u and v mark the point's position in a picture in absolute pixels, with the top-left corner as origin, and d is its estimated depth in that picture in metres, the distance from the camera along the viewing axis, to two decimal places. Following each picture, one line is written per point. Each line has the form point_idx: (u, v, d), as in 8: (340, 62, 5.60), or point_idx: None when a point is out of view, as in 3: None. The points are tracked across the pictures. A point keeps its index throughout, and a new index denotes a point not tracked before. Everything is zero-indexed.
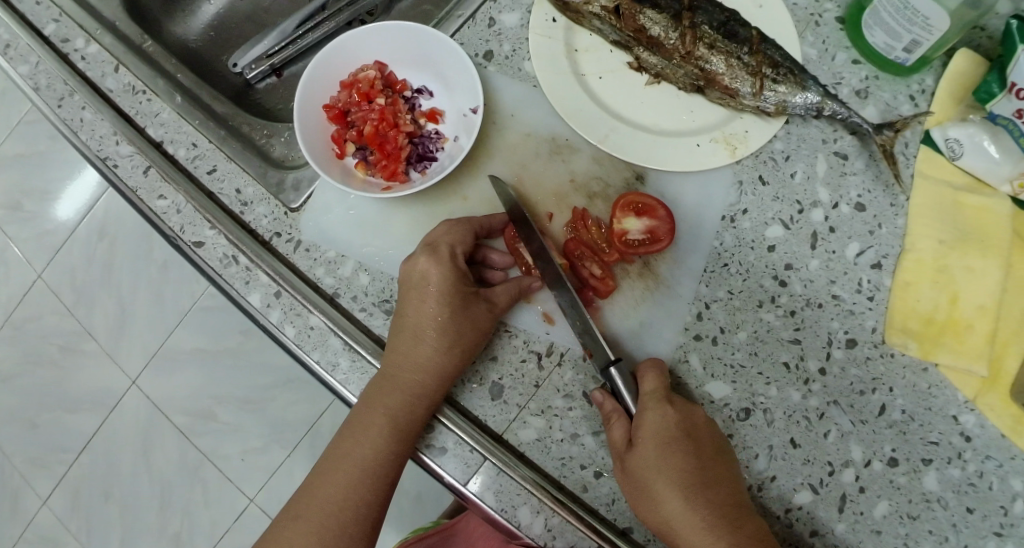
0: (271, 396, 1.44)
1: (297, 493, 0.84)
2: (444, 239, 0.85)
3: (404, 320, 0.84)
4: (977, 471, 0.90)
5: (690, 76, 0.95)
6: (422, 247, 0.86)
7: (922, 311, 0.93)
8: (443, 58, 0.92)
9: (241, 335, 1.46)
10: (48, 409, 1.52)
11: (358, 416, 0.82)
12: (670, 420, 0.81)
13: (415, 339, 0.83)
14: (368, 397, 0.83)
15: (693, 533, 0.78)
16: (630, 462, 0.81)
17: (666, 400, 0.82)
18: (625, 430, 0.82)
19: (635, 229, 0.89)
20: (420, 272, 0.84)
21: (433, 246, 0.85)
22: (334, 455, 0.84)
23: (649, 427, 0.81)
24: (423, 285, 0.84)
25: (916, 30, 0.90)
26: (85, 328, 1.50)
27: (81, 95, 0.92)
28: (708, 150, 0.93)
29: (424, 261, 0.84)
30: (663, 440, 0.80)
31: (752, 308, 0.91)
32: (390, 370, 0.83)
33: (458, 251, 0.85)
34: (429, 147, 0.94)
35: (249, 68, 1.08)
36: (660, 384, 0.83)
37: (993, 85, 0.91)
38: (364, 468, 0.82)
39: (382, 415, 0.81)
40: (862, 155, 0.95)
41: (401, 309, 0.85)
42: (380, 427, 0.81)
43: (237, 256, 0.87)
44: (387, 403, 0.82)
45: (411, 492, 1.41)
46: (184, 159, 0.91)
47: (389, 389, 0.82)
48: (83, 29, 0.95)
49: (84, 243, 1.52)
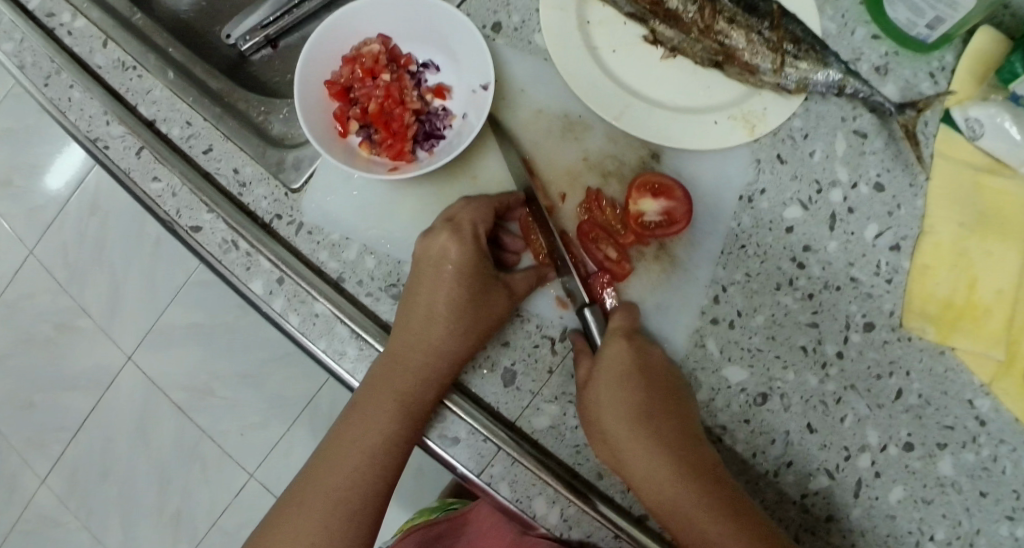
0: (268, 371, 1.41)
1: (301, 476, 0.81)
2: (465, 217, 0.83)
3: (419, 298, 0.82)
4: (991, 455, 0.89)
5: (708, 51, 0.91)
6: (441, 223, 0.83)
7: (940, 295, 0.91)
8: (449, 30, 0.88)
9: (237, 310, 1.42)
10: (42, 388, 1.48)
11: (369, 398, 0.80)
12: (627, 355, 0.81)
13: (430, 320, 0.80)
14: (378, 378, 0.80)
15: (636, 461, 0.79)
16: (588, 396, 0.81)
17: (627, 337, 0.83)
18: (588, 367, 0.82)
19: (651, 211, 0.87)
20: (438, 249, 0.82)
21: (453, 223, 0.83)
22: (341, 437, 0.81)
23: (609, 362, 0.80)
24: (440, 263, 0.82)
25: (941, 6, 0.87)
26: (79, 304, 1.46)
27: (68, 73, 0.86)
28: (726, 128, 0.89)
29: (443, 237, 0.82)
30: (620, 376, 0.80)
31: (770, 291, 0.88)
32: (406, 351, 0.80)
33: (479, 230, 0.82)
34: (436, 125, 0.90)
35: (243, 39, 1.04)
36: (625, 321, 0.84)
37: (1016, 64, 0.90)
38: (372, 453, 0.79)
39: (395, 397, 0.79)
40: (882, 134, 0.92)
41: (415, 286, 0.82)
42: (393, 411, 0.79)
43: (236, 240, 0.83)
44: (401, 385, 0.79)
45: (413, 468, 1.39)
46: (178, 139, 0.87)
47: (403, 370, 0.79)
48: (69, 2, 0.89)
49: (75, 219, 1.47)
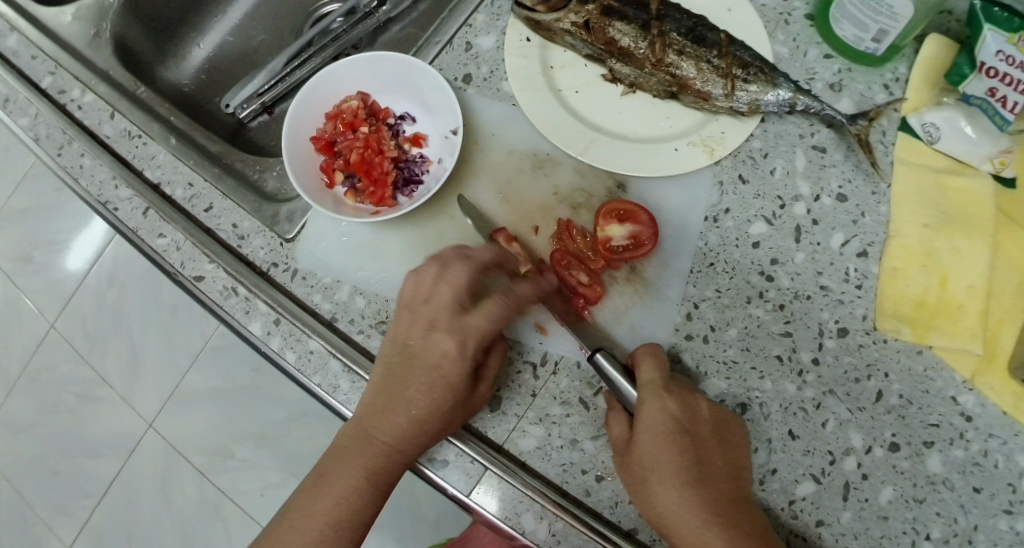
0: (286, 430, 1.46)
1: (265, 537, 0.83)
2: (473, 322, 0.82)
3: (410, 393, 0.82)
4: (981, 450, 0.91)
5: (664, 83, 0.97)
6: (443, 320, 0.83)
7: (912, 295, 0.94)
8: (422, 84, 0.95)
9: (252, 372, 1.49)
10: (66, 456, 1.55)
11: (336, 473, 0.82)
12: (666, 410, 0.82)
13: (405, 393, 0.82)
14: (350, 450, 0.82)
15: (687, 524, 0.78)
16: (630, 456, 0.82)
17: (664, 392, 0.83)
18: (624, 427, 0.84)
19: (619, 236, 0.91)
20: (435, 349, 0.82)
21: (461, 324, 0.82)
22: (304, 506, 0.82)
23: (645, 417, 0.82)
24: (434, 361, 0.82)
25: (883, 20, 0.92)
26: (99, 375, 1.54)
27: (80, 143, 0.97)
28: (687, 154, 0.94)
29: (444, 337, 0.82)
30: (659, 432, 0.81)
31: (741, 304, 0.92)
32: (387, 444, 0.81)
33: (480, 337, 0.82)
34: (415, 171, 0.97)
35: (240, 107, 1.12)
36: (657, 374, 0.85)
37: (964, 67, 0.95)
38: (330, 535, 0.80)
39: (367, 485, 0.81)
40: (840, 147, 0.97)
41: (405, 376, 0.82)
42: (360, 482, 0.81)
43: (235, 287, 0.90)
44: (373, 471, 0.81)
45: (432, 517, 1.43)
46: (181, 199, 0.96)
47: (379, 457, 0.81)
48: (78, 80, 1.00)
49: (95, 290, 1.56)
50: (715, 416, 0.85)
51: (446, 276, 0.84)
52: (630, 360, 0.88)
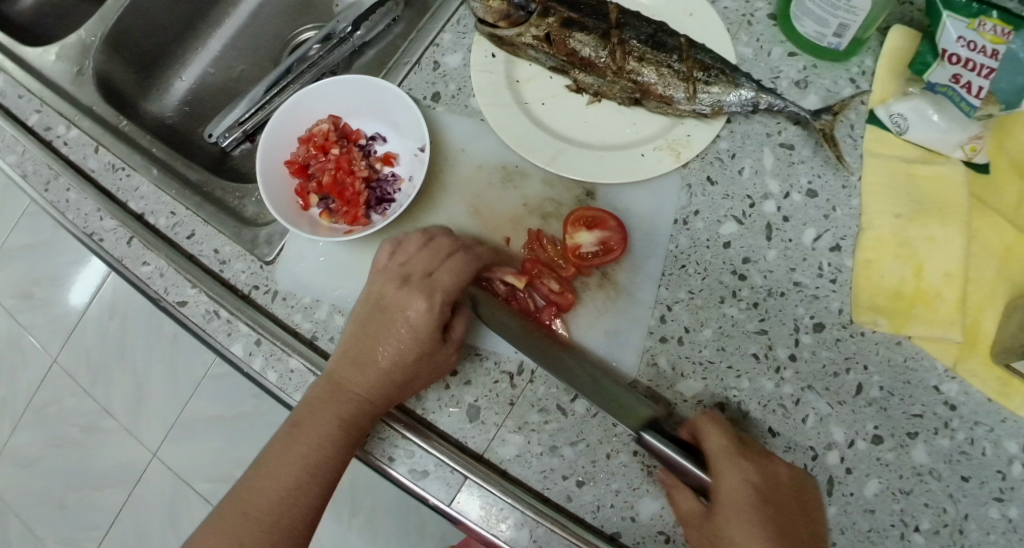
0: None
1: (241, 486, 0.86)
2: (439, 280, 0.89)
3: (382, 346, 0.87)
4: (968, 439, 0.90)
5: (627, 90, 0.99)
6: (414, 277, 0.89)
7: (887, 286, 0.94)
8: (390, 104, 0.98)
9: (254, 399, 1.52)
10: (74, 488, 1.58)
11: (307, 422, 0.85)
12: (746, 481, 0.79)
13: (376, 345, 0.87)
14: (320, 400, 0.85)
15: None
16: (706, 531, 0.80)
17: (739, 459, 0.81)
18: (694, 500, 0.82)
19: (588, 242, 0.93)
20: (406, 305, 0.88)
21: (428, 282, 0.89)
22: (279, 455, 0.85)
23: (724, 490, 0.79)
24: (405, 317, 0.88)
25: (842, 14, 0.93)
26: (104, 406, 1.58)
27: (65, 177, 1.01)
28: (654, 158, 0.96)
29: (414, 293, 0.88)
30: (740, 505, 0.78)
31: (714, 304, 0.93)
32: (359, 396, 0.85)
33: (445, 294, 0.88)
34: (386, 190, 0.99)
35: (222, 136, 1.15)
36: (727, 441, 0.82)
37: (927, 54, 0.94)
38: (301, 482, 0.84)
39: (335, 435, 0.84)
40: (808, 143, 0.98)
41: (378, 331, 0.88)
42: (329, 430, 0.84)
43: (217, 310, 0.93)
44: (344, 422, 0.84)
45: (438, 534, 1.45)
46: (164, 227, 0.99)
47: (350, 406, 0.84)
48: (64, 117, 1.04)
49: (96, 323, 1.60)
50: (795, 482, 0.82)
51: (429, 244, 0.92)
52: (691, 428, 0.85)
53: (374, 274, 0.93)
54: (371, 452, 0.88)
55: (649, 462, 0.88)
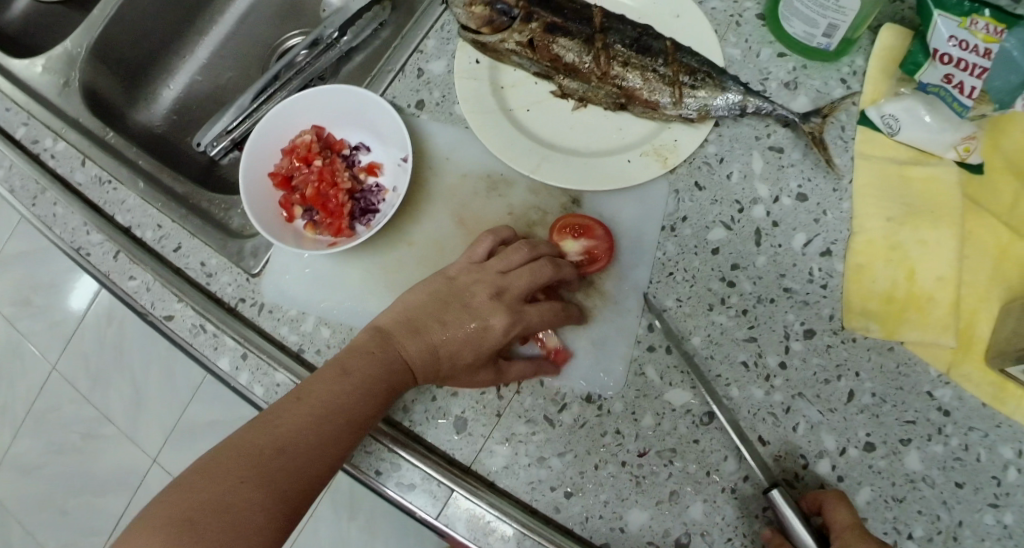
0: None
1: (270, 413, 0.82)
2: (531, 314, 0.88)
3: (446, 333, 0.87)
4: (962, 445, 0.89)
5: (612, 95, 0.97)
6: (506, 294, 0.88)
7: (879, 291, 0.93)
8: (373, 114, 0.97)
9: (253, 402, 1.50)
10: (76, 493, 1.59)
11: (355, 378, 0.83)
12: None
13: (442, 325, 0.87)
14: (374, 356, 0.85)
15: None
16: None
17: (864, 536, 0.79)
18: None
19: (574, 250, 0.92)
20: (488, 310, 0.87)
21: (515, 303, 0.88)
22: (317, 398, 0.81)
23: None
24: (482, 322, 0.87)
25: (831, 14, 0.91)
26: (104, 413, 1.57)
27: (52, 192, 1.01)
28: (640, 164, 0.94)
29: (500, 309, 0.88)
30: None
31: (703, 312, 0.92)
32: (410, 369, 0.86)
33: (527, 328, 0.88)
34: (371, 200, 0.98)
35: (210, 145, 1.12)
36: (853, 518, 0.80)
37: (918, 54, 0.92)
38: (326, 437, 0.80)
39: (375, 396, 0.83)
40: (798, 146, 0.96)
41: (448, 317, 0.87)
42: (376, 392, 0.83)
43: (204, 324, 0.93)
44: (389, 394, 0.84)
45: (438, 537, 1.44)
46: (151, 240, 0.99)
47: (400, 380, 0.85)
48: (50, 129, 1.04)
49: (93, 329, 1.59)
50: None
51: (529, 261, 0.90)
52: (814, 503, 0.84)
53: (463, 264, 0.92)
54: (358, 465, 0.88)
55: (638, 472, 0.87)
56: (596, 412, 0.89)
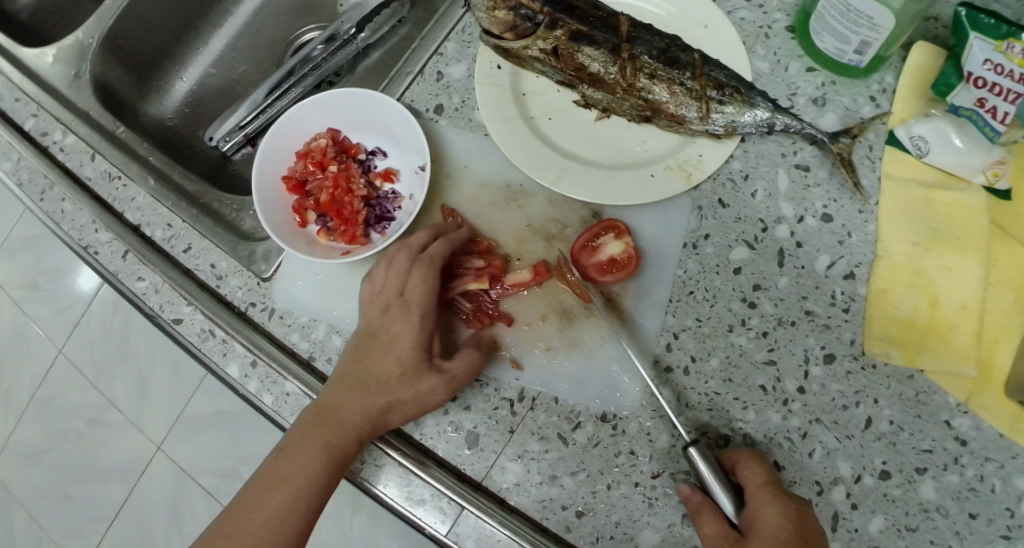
0: None
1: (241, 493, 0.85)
2: (416, 297, 0.86)
3: (368, 370, 0.85)
4: (977, 475, 0.88)
5: (636, 108, 0.95)
6: (392, 301, 0.87)
7: (901, 317, 0.91)
8: (389, 119, 0.95)
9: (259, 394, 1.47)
10: (77, 480, 1.55)
11: (296, 446, 0.83)
12: (788, 516, 0.79)
13: (363, 363, 0.86)
14: (307, 424, 0.84)
15: None
16: None
17: (778, 493, 0.81)
18: (719, 526, 0.80)
19: (607, 248, 0.92)
20: (390, 328, 0.86)
21: (405, 301, 0.87)
22: (270, 480, 0.83)
23: (766, 522, 0.79)
24: (390, 344, 0.86)
25: (863, 31, 0.88)
26: (107, 399, 1.53)
27: (61, 187, 0.99)
28: (663, 179, 0.92)
29: (395, 320, 0.86)
30: (781, 538, 0.77)
31: (722, 333, 0.90)
32: (341, 416, 0.83)
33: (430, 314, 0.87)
34: (386, 208, 0.96)
35: (223, 140, 1.10)
36: (765, 474, 0.82)
37: (951, 76, 0.90)
38: (290, 506, 0.82)
39: (316, 455, 0.82)
40: (824, 165, 0.94)
41: (365, 354, 0.86)
42: (317, 449, 0.82)
43: (213, 329, 0.91)
44: (330, 448, 0.82)
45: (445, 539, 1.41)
46: (161, 240, 0.96)
47: (335, 433, 0.83)
48: (60, 123, 1.02)
49: (99, 317, 1.56)
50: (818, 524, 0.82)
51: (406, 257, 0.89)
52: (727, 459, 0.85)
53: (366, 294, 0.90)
54: (366, 479, 0.87)
55: (651, 494, 0.86)
56: (610, 432, 0.88)
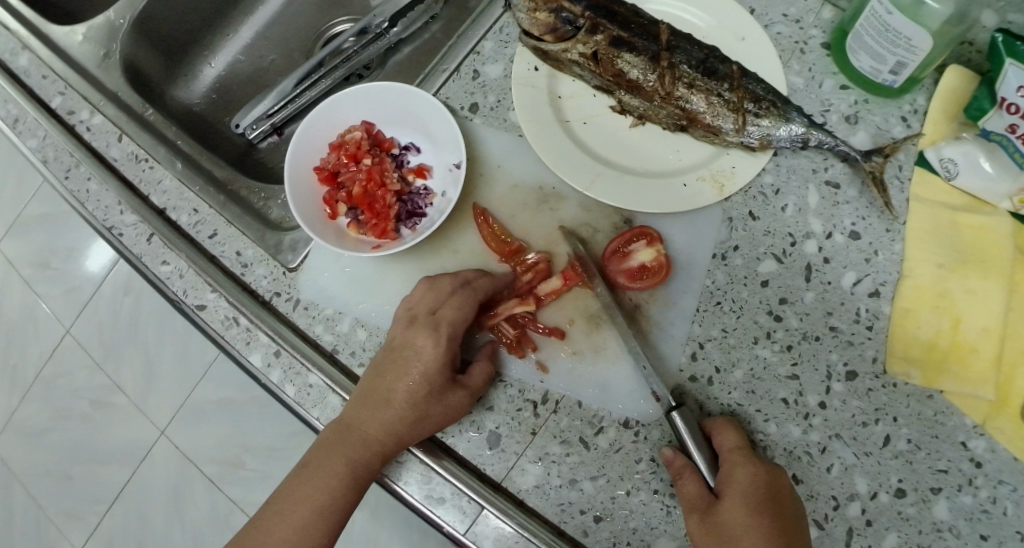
0: (298, 445, 1.42)
1: (267, 504, 0.86)
2: (445, 317, 0.86)
3: (392, 387, 0.85)
4: (990, 497, 0.87)
5: (673, 116, 0.96)
6: (420, 317, 0.87)
7: (923, 338, 0.91)
8: (426, 115, 0.95)
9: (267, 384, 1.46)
10: (80, 461, 1.54)
11: (320, 463, 0.84)
12: (760, 479, 0.81)
13: (388, 379, 0.85)
14: (330, 439, 0.85)
15: None
16: (711, 519, 0.80)
17: (750, 456, 0.83)
18: (697, 488, 0.82)
19: (637, 256, 0.92)
20: (415, 345, 0.86)
21: (433, 319, 0.86)
22: (294, 493, 0.85)
23: (740, 483, 0.81)
24: (414, 361, 0.85)
25: (900, 52, 0.88)
26: (113, 382, 1.52)
27: (87, 166, 0.98)
28: (696, 190, 0.93)
29: (422, 337, 0.86)
30: (751, 499, 0.80)
31: (747, 344, 0.91)
32: (363, 435, 0.83)
33: (456, 333, 0.86)
34: (418, 204, 0.96)
35: (250, 128, 1.09)
36: (739, 439, 0.84)
37: (983, 100, 0.91)
38: (313, 522, 0.84)
39: (338, 472, 0.84)
40: (854, 183, 0.95)
41: (389, 370, 0.86)
42: (340, 465, 0.84)
43: (237, 317, 0.91)
44: (351, 466, 0.83)
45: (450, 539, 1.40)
46: (186, 225, 0.96)
47: (358, 451, 0.83)
48: (88, 101, 1.01)
49: (108, 299, 1.55)
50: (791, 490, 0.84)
51: (437, 280, 0.89)
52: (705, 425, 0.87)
53: (401, 310, 0.90)
54: (388, 475, 0.87)
55: (670, 502, 0.86)
56: (631, 438, 0.88)
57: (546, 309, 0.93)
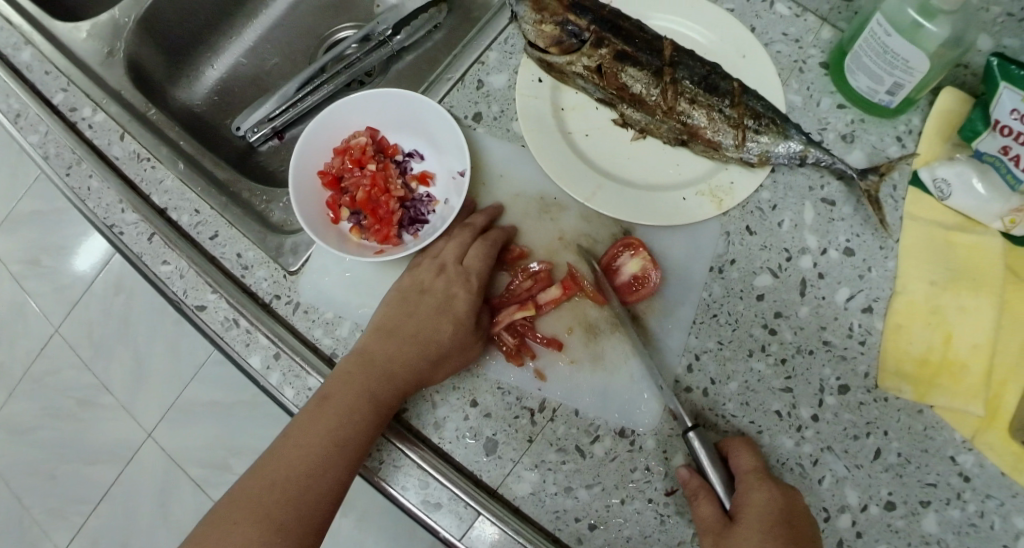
0: None
1: (269, 451, 0.84)
2: (474, 266, 0.91)
3: (417, 328, 0.89)
4: (978, 511, 0.88)
5: (674, 131, 0.98)
6: (448, 266, 0.91)
7: (915, 353, 0.92)
8: (432, 123, 0.96)
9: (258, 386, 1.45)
10: (65, 460, 1.52)
11: (338, 398, 0.84)
12: (776, 502, 0.82)
13: (414, 323, 0.89)
14: (349, 376, 0.86)
15: None
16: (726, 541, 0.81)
17: (768, 479, 0.84)
18: (712, 508, 0.83)
19: (626, 269, 0.95)
20: (443, 290, 0.90)
21: (462, 270, 0.91)
22: (305, 431, 0.83)
23: (755, 505, 0.82)
24: (441, 305, 0.89)
25: (897, 73, 0.90)
26: (101, 382, 1.51)
27: (89, 163, 0.97)
28: (695, 203, 0.95)
29: (450, 283, 0.90)
30: (766, 522, 0.80)
31: (742, 357, 0.92)
32: (389, 371, 0.86)
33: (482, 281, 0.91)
34: (420, 210, 0.98)
35: (250, 131, 1.09)
36: (756, 461, 0.85)
37: (977, 122, 0.93)
38: (322, 460, 0.82)
39: (358, 408, 0.83)
40: (850, 200, 0.97)
41: (415, 313, 0.90)
42: (360, 402, 0.84)
43: (237, 319, 0.91)
44: (374, 402, 0.84)
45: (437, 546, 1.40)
46: (187, 225, 0.96)
47: (382, 386, 0.85)
48: (90, 99, 1.01)
49: (100, 297, 1.54)
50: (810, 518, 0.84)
51: (459, 232, 0.94)
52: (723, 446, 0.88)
53: (414, 267, 0.94)
54: (383, 478, 0.87)
55: (663, 511, 0.87)
56: (627, 448, 0.88)
57: (544, 319, 0.93)
